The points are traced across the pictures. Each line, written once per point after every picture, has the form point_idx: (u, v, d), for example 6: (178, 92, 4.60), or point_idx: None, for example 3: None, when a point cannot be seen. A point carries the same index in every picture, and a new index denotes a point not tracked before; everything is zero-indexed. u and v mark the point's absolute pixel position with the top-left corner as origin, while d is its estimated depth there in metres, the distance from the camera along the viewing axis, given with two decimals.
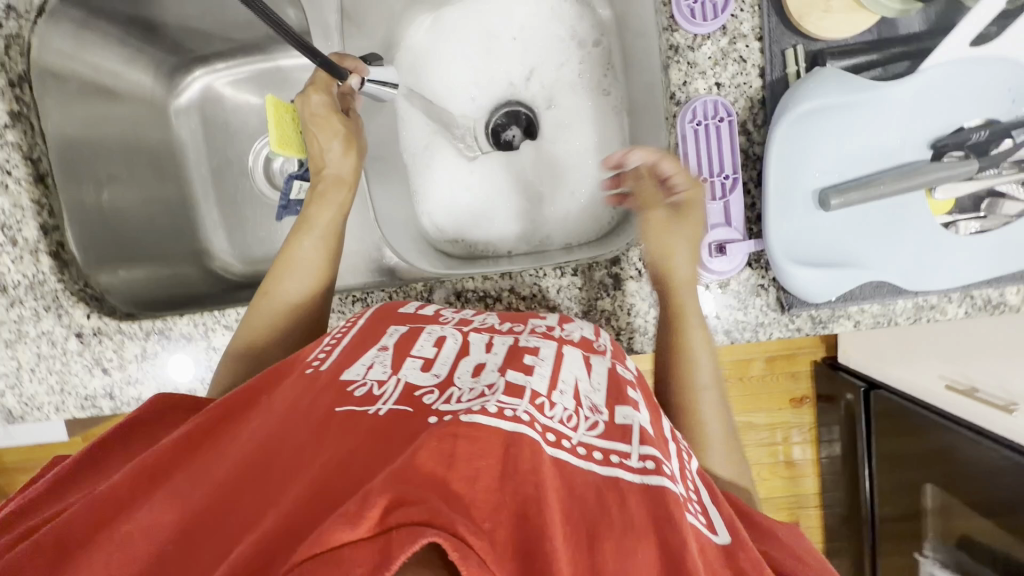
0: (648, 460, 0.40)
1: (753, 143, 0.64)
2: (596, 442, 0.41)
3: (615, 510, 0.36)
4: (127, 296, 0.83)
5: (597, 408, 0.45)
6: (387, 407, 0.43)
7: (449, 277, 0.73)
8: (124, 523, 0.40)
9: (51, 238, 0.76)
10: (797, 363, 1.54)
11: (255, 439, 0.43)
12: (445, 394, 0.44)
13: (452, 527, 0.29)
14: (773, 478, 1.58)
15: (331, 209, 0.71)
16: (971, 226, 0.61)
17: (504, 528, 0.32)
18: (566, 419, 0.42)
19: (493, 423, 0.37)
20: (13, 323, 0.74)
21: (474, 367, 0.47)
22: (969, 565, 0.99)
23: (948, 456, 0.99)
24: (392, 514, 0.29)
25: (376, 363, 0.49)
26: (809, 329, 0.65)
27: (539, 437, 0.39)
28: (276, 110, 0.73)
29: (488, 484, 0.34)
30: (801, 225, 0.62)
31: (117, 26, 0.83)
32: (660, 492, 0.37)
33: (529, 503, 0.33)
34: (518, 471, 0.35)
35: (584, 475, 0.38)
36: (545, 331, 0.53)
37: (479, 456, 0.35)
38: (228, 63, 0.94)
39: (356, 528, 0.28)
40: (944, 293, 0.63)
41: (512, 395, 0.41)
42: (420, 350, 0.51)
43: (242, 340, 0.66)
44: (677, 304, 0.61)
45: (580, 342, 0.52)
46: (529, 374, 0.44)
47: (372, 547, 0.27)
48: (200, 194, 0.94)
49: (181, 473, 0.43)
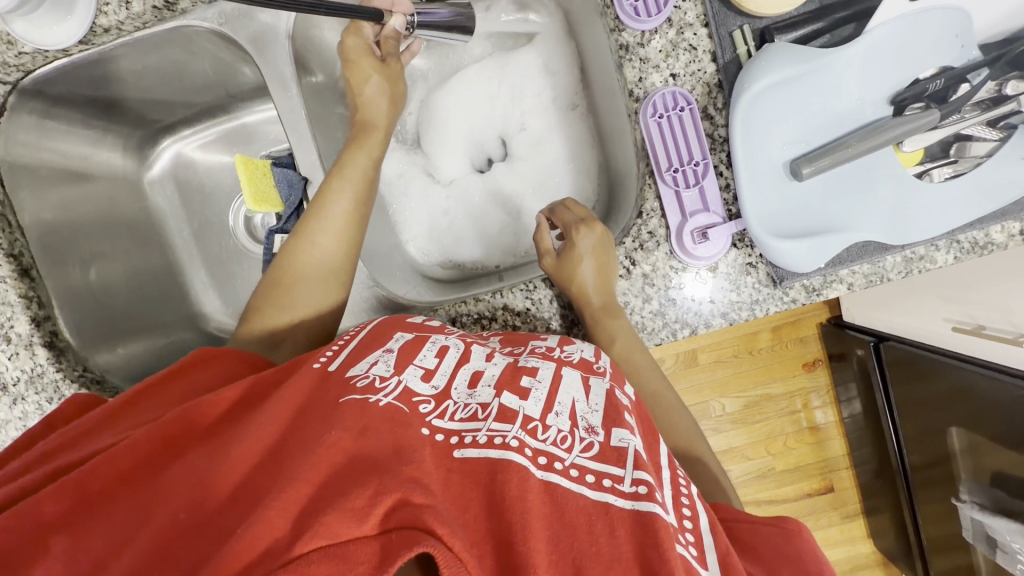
0: (641, 485, 0.40)
1: (717, 126, 0.65)
2: (589, 464, 0.42)
3: (604, 540, 0.37)
4: (125, 373, 0.82)
5: (593, 429, 0.45)
6: (387, 400, 0.45)
7: (443, 304, 0.73)
8: (137, 485, 0.41)
9: (44, 328, 0.74)
10: (803, 327, 1.55)
11: (269, 416, 0.45)
12: (440, 406, 0.46)
13: (448, 541, 0.34)
14: (800, 446, 1.57)
15: (362, 156, 0.70)
16: (944, 173, 0.62)
17: (488, 559, 0.36)
18: (560, 440, 0.43)
19: (483, 454, 0.41)
20: (19, 420, 0.71)
21: (472, 376, 0.49)
22: (1007, 502, 0.98)
23: (968, 395, 0.98)
24: (393, 515, 0.35)
25: (380, 360, 0.50)
26: (805, 299, 0.65)
27: (528, 462, 0.41)
28: (247, 166, 0.78)
29: (476, 514, 0.38)
30: (778, 199, 0.63)
31: (79, 111, 0.84)
32: (650, 520, 0.37)
33: (512, 530, 0.36)
34: (506, 497, 0.38)
35: (574, 498, 0.39)
36: (544, 352, 0.53)
37: (471, 488, 0.40)
38: (194, 129, 0.97)
39: (362, 525, 0.35)
40: (930, 242, 0.63)
41: (503, 422, 0.43)
42: (421, 360, 0.51)
43: (278, 280, 0.66)
44: (610, 327, 0.64)
45: (580, 362, 0.52)
46: (524, 398, 0.46)
47: (372, 547, 0.34)
48: (185, 261, 0.96)
49: (192, 449, 0.44)
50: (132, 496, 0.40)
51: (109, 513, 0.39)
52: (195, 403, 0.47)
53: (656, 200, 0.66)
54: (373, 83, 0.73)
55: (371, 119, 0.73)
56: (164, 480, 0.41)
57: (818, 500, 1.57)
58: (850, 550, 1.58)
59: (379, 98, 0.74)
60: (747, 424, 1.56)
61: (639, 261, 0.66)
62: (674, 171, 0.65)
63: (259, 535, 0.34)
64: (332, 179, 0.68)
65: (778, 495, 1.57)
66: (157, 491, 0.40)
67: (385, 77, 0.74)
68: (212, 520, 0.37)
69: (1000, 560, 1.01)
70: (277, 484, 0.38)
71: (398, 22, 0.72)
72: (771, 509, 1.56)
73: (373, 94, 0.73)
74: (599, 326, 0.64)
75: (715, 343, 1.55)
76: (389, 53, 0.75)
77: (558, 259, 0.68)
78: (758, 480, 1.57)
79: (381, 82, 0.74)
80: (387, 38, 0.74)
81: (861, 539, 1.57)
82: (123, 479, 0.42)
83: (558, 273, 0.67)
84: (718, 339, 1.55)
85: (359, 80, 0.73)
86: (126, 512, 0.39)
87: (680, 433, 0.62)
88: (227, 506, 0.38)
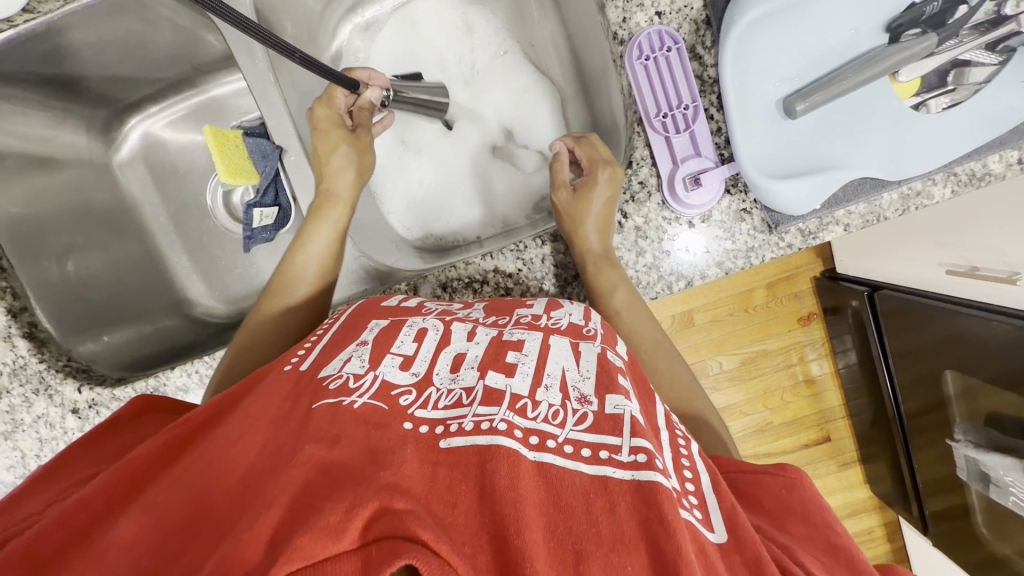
0: (640, 453, 0.37)
1: (707, 66, 0.62)
2: (584, 437, 0.39)
3: (604, 521, 0.35)
4: (112, 362, 0.80)
5: (586, 399, 0.42)
6: (363, 400, 0.42)
7: (432, 270, 0.71)
8: (97, 534, 0.37)
9: (21, 320, 0.72)
10: (798, 282, 1.54)
11: (232, 438, 0.40)
12: (423, 395, 0.43)
13: (435, 546, 0.30)
14: (797, 399, 1.59)
15: (325, 232, 0.65)
16: (942, 102, 0.61)
17: (484, 554, 0.33)
18: (551, 416, 0.41)
19: (470, 442, 0.38)
20: (6, 414, 0.70)
21: (454, 359, 0.46)
22: (1002, 439, 0.99)
23: (961, 340, 0.98)
24: (375, 524, 0.31)
25: (354, 356, 0.46)
26: (801, 243, 0.64)
27: (518, 444, 0.38)
28: (216, 139, 0.73)
29: (467, 509, 0.35)
30: (769, 139, 0.62)
31: (35, 91, 0.79)
32: (652, 492, 0.35)
33: (505, 524, 0.33)
34: (495, 488, 0.35)
35: (569, 478, 0.37)
36: (530, 322, 0.50)
37: (460, 482, 0.36)
38: (160, 106, 0.92)
39: (339, 541, 0.31)
40: (927, 176, 0.61)
41: (489, 405, 0.40)
42: (399, 347, 0.47)
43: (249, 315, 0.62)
44: (602, 279, 0.61)
45: (568, 329, 0.49)
46: (510, 375, 0.43)
47: (352, 563, 0.30)
48: (165, 246, 0.92)
49: (156, 480, 0.40)
50: (93, 542, 0.36)
51: (69, 563, 0.36)
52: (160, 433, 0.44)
53: (646, 148, 0.64)
54: (340, 152, 0.67)
55: (335, 191, 0.66)
56: (127, 522, 0.37)
57: (815, 450, 1.60)
58: (848, 497, 1.61)
59: (346, 169, 0.67)
60: (744, 381, 1.58)
61: (632, 213, 0.64)
62: (663, 116, 0.62)
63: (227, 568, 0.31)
64: (296, 250, 0.64)
65: (777, 448, 1.59)
66: (121, 535, 0.36)
67: (353, 147, 0.68)
68: (180, 560, 0.34)
69: (993, 494, 1.05)
70: (249, 512, 0.34)
71: (374, 94, 0.70)
72: (769, 461, 1.60)
73: (339, 165, 0.67)
74: (593, 280, 0.62)
75: (712, 303, 1.55)
76: (362, 124, 0.69)
77: (575, 193, 0.65)
78: (757, 434, 1.59)
79: (350, 152, 0.67)
80: (360, 108, 0.69)
81: (859, 486, 1.61)
82: (85, 526, 0.38)
83: (568, 215, 0.64)
84: (714, 299, 1.54)
85: (326, 149, 0.66)
86: (86, 560, 0.35)
87: (679, 390, 0.59)
88: (198, 541, 0.35)
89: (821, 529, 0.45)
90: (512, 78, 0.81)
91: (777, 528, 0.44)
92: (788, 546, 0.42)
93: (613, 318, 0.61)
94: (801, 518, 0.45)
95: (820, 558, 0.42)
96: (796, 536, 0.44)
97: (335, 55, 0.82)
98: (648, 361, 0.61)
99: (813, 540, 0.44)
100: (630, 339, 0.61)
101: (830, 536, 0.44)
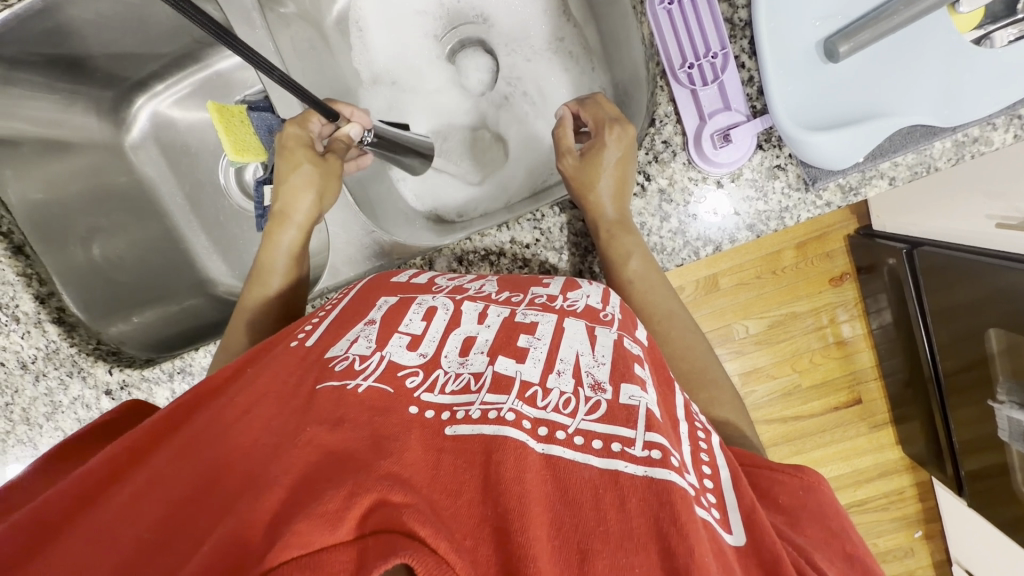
0: (654, 449, 0.35)
1: (737, 8, 0.57)
2: (595, 428, 0.37)
3: (612, 517, 0.32)
4: (141, 343, 0.81)
5: (599, 386, 0.40)
6: (368, 383, 0.40)
7: (447, 243, 0.70)
8: (95, 512, 0.36)
9: (49, 305, 0.74)
10: (830, 241, 1.47)
11: (235, 418, 0.39)
12: (430, 378, 0.41)
13: (433, 542, 0.28)
14: (827, 361, 1.54)
15: (306, 202, 0.64)
16: (1009, 35, 0.56)
17: (486, 548, 0.30)
18: (563, 404, 0.39)
19: (476, 431, 0.36)
20: (46, 397, 0.74)
21: (463, 342, 0.44)
22: None
23: (1006, 298, 0.91)
24: (372, 516, 0.29)
25: (360, 337, 0.45)
26: (840, 201, 0.59)
27: (526, 435, 0.36)
28: (221, 117, 0.69)
29: (470, 499, 0.33)
30: (805, 89, 0.57)
31: (41, 74, 0.77)
32: (665, 489, 0.33)
33: (509, 518, 0.31)
34: (501, 481, 0.33)
35: (578, 471, 0.35)
36: (545, 302, 0.47)
37: (464, 470, 0.34)
38: (166, 83, 0.90)
39: (336, 531, 0.29)
40: (986, 121, 0.55)
41: (498, 393, 0.38)
42: (407, 326, 0.46)
43: (259, 298, 0.62)
44: (617, 246, 0.58)
45: (585, 312, 0.46)
46: (520, 361, 0.41)
47: (349, 553, 0.28)
48: (183, 226, 0.92)
49: (162, 454, 0.39)
50: (95, 514, 0.35)
51: (73, 535, 0.34)
52: (169, 410, 0.43)
53: (670, 104, 0.60)
54: (301, 172, 0.63)
55: (290, 213, 0.64)
56: (130, 497, 0.36)
57: (845, 413, 1.56)
58: (878, 458, 1.58)
59: (304, 190, 0.63)
60: (772, 344, 1.53)
61: (655, 175, 0.61)
62: (688, 67, 0.58)
63: (224, 552, 0.29)
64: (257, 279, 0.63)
65: (805, 411, 1.57)
66: (121, 514, 0.35)
67: (319, 169, 0.64)
68: (180, 539, 0.32)
69: None
70: (251, 491, 0.33)
71: (353, 129, 0.65)
72: (796, 425, 1.57)
73: (299, 184, 0.63)
74: (609, 246, 0.59)
75: (737, 266, 1.49)
76: (333, 151, 0.65)
77: (582, 158, 0.60)
78: (784, 398, 1.56)
79: (311, 173, 0.63)
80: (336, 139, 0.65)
81: (890, 447, 1.58)
82: (89, 502, 0.37)
83: (576, 184, 0.60)
84: (739, 262, 1.49)
85: (288, 167, 0.63)
86: (86, 538, 0.34)
87: (696, 358, 0.56)
88: (194, 521, 0.33)
89: (836, 536, 0.42)
90: (524, 37, 0.76)
91: (792, 528, 0.41)
92: (803, 550, 0.39)
93: (628, 288, 0.58)
94: (817, 521, 0.42)
95: (834, 564, 0.39)
96: (812, 539, 0.41)
97: (339, 17, 0.77)
98: (661, 332, 0.56)
99: (828, 546, 0.41)
100: (641, 310, 0.57)
101: (847, 544, 0.41)
